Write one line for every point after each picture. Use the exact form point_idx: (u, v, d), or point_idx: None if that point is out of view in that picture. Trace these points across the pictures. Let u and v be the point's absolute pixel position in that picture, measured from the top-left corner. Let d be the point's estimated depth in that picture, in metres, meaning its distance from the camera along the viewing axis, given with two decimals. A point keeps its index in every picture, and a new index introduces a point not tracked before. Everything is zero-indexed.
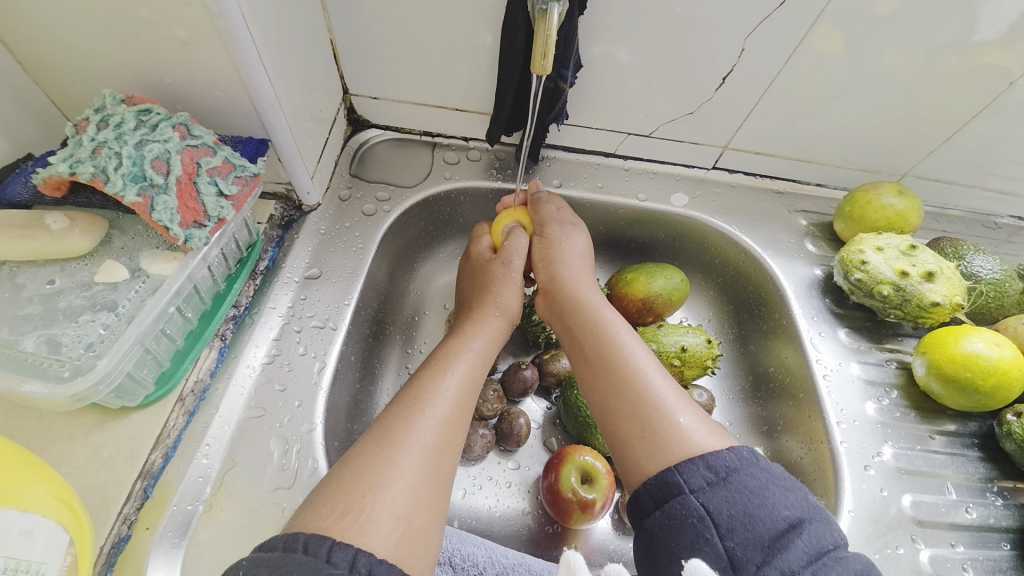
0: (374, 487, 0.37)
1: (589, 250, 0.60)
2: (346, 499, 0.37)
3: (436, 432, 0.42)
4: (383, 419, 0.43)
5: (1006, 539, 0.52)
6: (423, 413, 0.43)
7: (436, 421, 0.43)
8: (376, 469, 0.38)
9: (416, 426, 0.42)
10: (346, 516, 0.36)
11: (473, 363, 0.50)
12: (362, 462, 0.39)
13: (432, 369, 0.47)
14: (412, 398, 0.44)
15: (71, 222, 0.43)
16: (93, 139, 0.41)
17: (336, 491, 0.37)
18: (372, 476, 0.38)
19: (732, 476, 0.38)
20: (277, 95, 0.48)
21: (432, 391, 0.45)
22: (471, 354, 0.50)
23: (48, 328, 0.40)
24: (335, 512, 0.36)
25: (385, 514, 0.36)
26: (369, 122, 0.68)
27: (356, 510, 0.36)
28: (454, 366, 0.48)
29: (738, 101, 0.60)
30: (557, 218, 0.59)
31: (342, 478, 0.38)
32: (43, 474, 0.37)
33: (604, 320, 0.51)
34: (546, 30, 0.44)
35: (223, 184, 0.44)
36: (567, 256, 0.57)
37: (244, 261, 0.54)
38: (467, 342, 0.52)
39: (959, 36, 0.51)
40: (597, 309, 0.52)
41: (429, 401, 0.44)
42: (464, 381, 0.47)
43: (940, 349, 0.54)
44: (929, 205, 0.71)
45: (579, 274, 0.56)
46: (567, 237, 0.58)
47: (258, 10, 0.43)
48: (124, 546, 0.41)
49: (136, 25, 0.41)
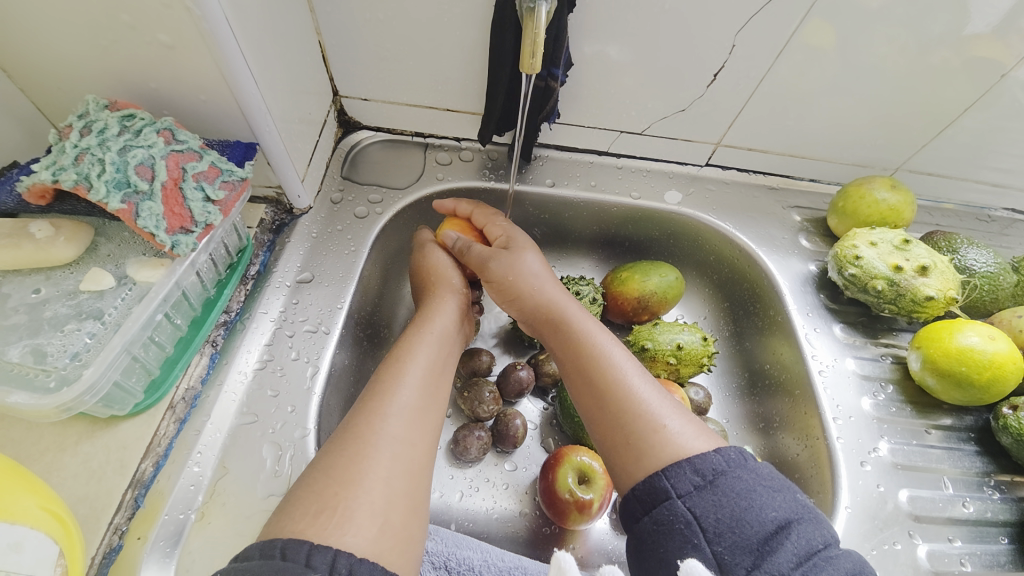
0: (346, 484, 0.37)
1: (542, 264, 0.56)
2: (320, 499, 0.36)
3: (404, 423, 0.42)
4: (350, 414, 0.42)
5: (1004, 532, 0.52)
6: (388, 404, 0.43)
7: (405, 412, 0.43)
8: (346, 466, 0.38)
9: (382, 417, 0.41)
10: (321, 516, 0.35)
11: (436, 354, 0.49)
12: (333, 459, 0.39)
13: (397, 362, 0.47)
14: (377, 391, 0.44)
15: (55, 230, 0.43)
16: (76, 145, 0.40)
17: (308, 492, 0.37)
18: (344, 473, 0.37)
19: (719, 479, 0.37)
20: (264, 97, 0.48)
21: (399, 383, 0.45)
22: (432, 341, 0.50)
23: (34, 338, 0.39)
24: (309, 514, 0.35)
25: (361, 512, 0.36)
26: (360, 124, 0.67)
27: (330, 509, 0.35)
28: (418, 354, 0.48)
29: (730, 97, 0.60)
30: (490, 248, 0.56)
31: (314, 478, 0.38)
32: (32, 485, 0.36)
33: (583, 328, 0.51)
34: (534, 29, 0.44)
35: (209, 189, 0.44)
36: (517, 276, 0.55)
37: (234, 266, 0.54)
38: (426, 332, 0.51)
39: (949, 28, 0.51)
40: (564, 312, 0.52)
41: (395, 392, 0.44)
42: (429, 370, 0.47)
43: (934, 344, 0.54)
44: (922, 199, 0.71)
45: (548, 285, 0.54)
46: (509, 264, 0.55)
47: (242, 13, 0.43)
48: (115, 557, 0.41)
49: (118, 31, 0.41)
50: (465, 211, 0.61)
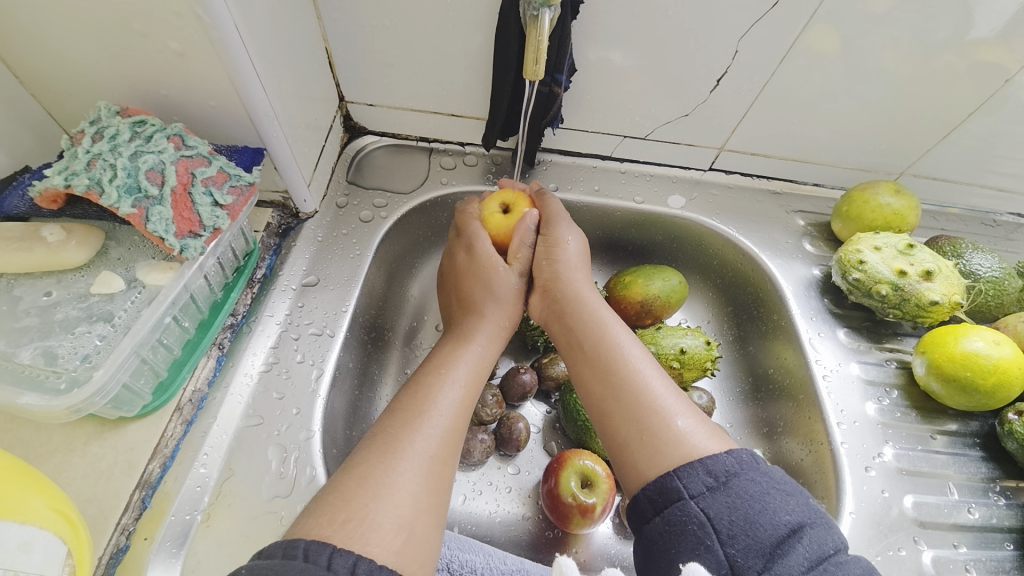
0: (376, 495, 0.37)
1: (583, 251, 0.58)
2: (347, 507, 0.36)
3: (438, 439, 0.42)
4: (383, 427, 0.43)
5: (1009, 539, 0.52)
6: (426, 421, 0.43)
7: (439, 431, 0.43)
8: (377, 478, 0.38)
9: (418, 433, 0.42)
10: (348, 524, 0.35)
11: (474, 368, 0.49)
12: (364, 469, 0.39)
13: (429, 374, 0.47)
14: (413, 405, 0.44)
15: (67, 234, 0.44)
16: (88, 151, 0.41)
17: (337, 499, 0.37)
18: (374, 484, 0.38)
19: (732, 481, 0.38)
20: (272, 104, 0.48)
21: (435, 398, 0.45)
22: (472, 359, 0.50)
23: (45, 340, 0.40)
24: (336, 520, 0.35)
25: (386, 523, 0.36)
26: (366, 129, 0.68)
27: (357, 519, 0.36)
28: (456, 370, 0.48)
29: (732, 102, 0.60)
30: (562, 214, 0.58)
31: (344, 487, 0.38)
32: (42, 486, 0.37)
33: (604, 321, 0.51)
34: (538, 36, 0.44)
35: (218, 194, 0.44)
36: (566, 258, 0.56)
37: (241, 270, 0.54)
38: (462, 347, 0.51)
39: (953, 34, 0.51)
40: (596, 310, 0.52)
41: (431, 408, 0.44)
42: (468, 388, 0.47)
43: (940, 349, 0.54)
44: (926, 203, 0.71)
45: (579, 276, 0.55)
46: (564, 239, 0.56)
47: (251, 20, 0.43)
48: (122, 557, 0.41)
49: (130, 38, 0.42)
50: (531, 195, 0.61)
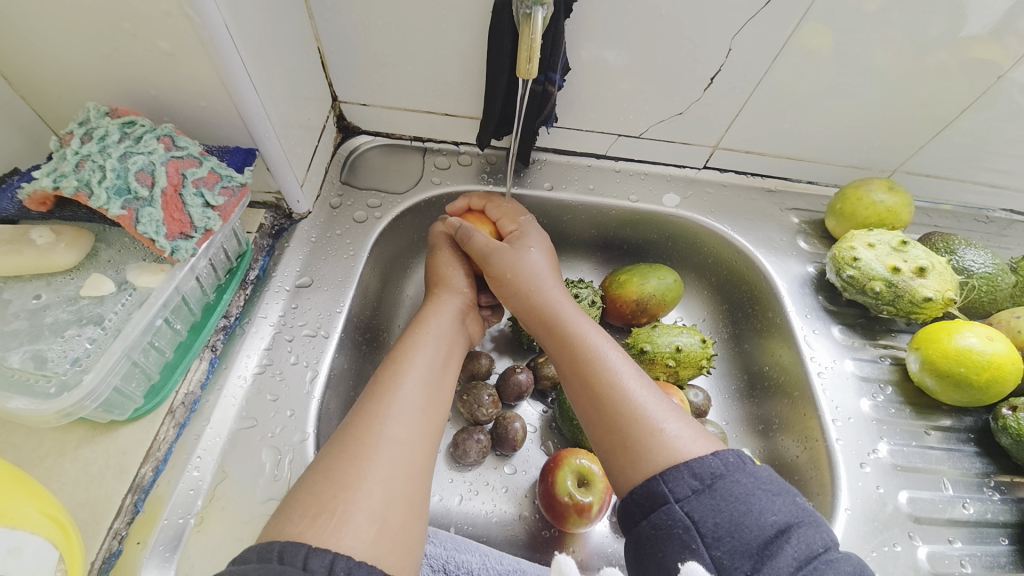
0: (345, 487, 0.37)
1: (548, 262, 0.57)
2: (319, 501, 0.36)
3: (406, 424, 0.42)
4: (353, 416, 0.43)
5: (1004, 533, 0.52)
6: (388, 405, 0.43)
7: (405, 412, 0.43)
8: (345, 468, 0.38)
9: (381, 419, 0.42)
10: (320, 518, 0.35)
11: (437, 355, 0.50)
12: (332, 462, 0.39)
13: (395, 363, 0.47)
14: (377, 393, 0.44)
15: (56, 236, 0.43)
16: (77, 152, 0.41)
17: (307, 493, 0.37)
18: (343, 475, 0.38)
19: (718, 483, 0.37)
20: (263, 104, 0.48)
21: (398, 384, 0.45)
22: (432, 342, 0.50)
23: (34, 344, 0.40)
24: (308, 516, 0.35)
25: (360, 515, 0.36)
26: (359, 129, 0.68)
27: (328, 512, 0.36)
28: (417, 354, 0.48)
29: (726, 100, 0.60)
30: (490, 246, 0.57)
31: (314, 481, 0.38)
32: (31, 490, 0.36)
33: (580, 331, 0.50)
34: (531, 34, 0.44)
35: (209, 195, 0.44)
36: (523, 273, 0.55)
37: (234, 271, 0.54)
38: (435, 338, 0.51)
39: (945, 31, 0.51)
40: (571, 319, 0.52)
41: (394, 394, 0.44)
42: (431, 373, 0.47)
43: (933, 345, 0.54)
44: (920, 200, 0.71)
45: (549, 287, 0.54)
46: (519, 258, 0.56)
47: (242, 20, 0.43)
48: (115, 561, 0.41)
49: (119, 38, 0.41)
50: (478, 205, 0.63)
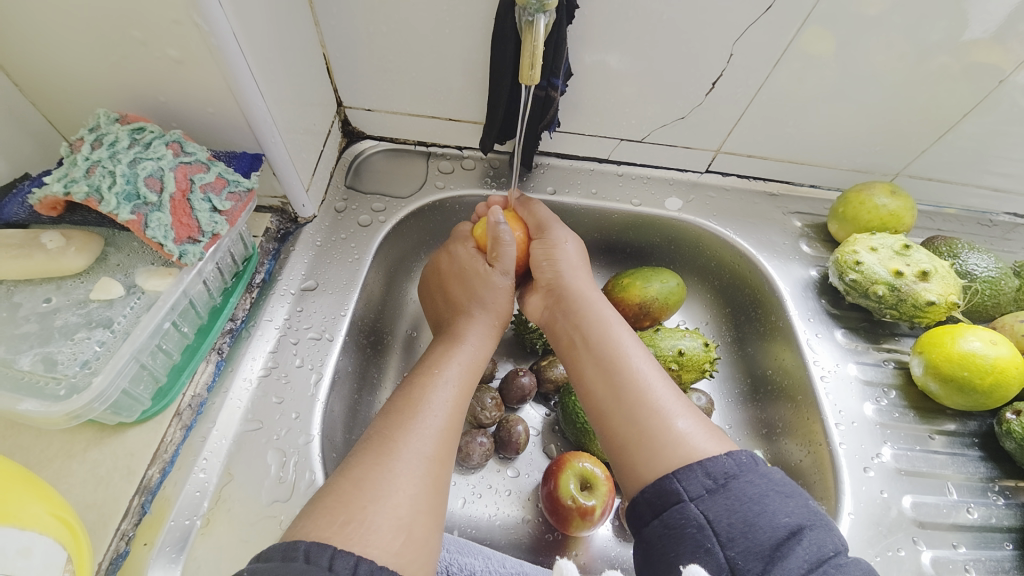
0: (375, 497, 0.37)
1: (582, 251, 0.59)
2: (346, 509, 0.36)
3: (434, 441, 0.42)
4: (380, 428, 0.43)
5: (1008, 539, 0.52)
6: (420, 422, 0.43)
7: (436, 431, 0.43)
8: (376, 479, 0.38)
9: (413, 434, 0.42)
10: (348, 525, 0.35)
11: (467, 370, 0.50)
12: (363, 472, 0.39)
13: (427, 377, 0.47)
14: (408, 406, 0.44)
15: (66, 241, 0.44)
16: (87, 158, 0.41)
17: (338, 501, 0.37)
18: (373, 486, 0.38)
19: (731, 483, 0.38)
20: (270, 110, 0.48)
21: (430, 400, 0.45)
22: (465, 360, 0.50)
23: (44, 347, 0.40)
24: (336, 522, 0.35)
25: (386, 524, 0.36)
26: (364, 134, 0.68)
27: (358, 520, 0.36)
28: (447, 371, 0.48)
29: (728, 105, 0.60)
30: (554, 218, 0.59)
31: (343, 489, 0.38)
32: (41, 491, 0.37)
33: (607, 320, 0.51)
34: (533, 41, 0.44)
35: (216, 200, 0.45)
36: (563, 257, 0.56)
37: (240, 275, 0.55)
38: (456, 348, 0.51)
39: (947, 35, 0.52)
40: (597, 310, 0.52)
41: (427, 410, 0.44)
42: (461, 387, 0.48)
43: (937, 349, 0.54)
44: (923, 204, 0.71)
45: (580, 279, 0.55)
46: (563, 241, 0.57)
47: (249, 27, 0.44)
48: (122, 562, 0.42)
49: (128, 46, 0.42)
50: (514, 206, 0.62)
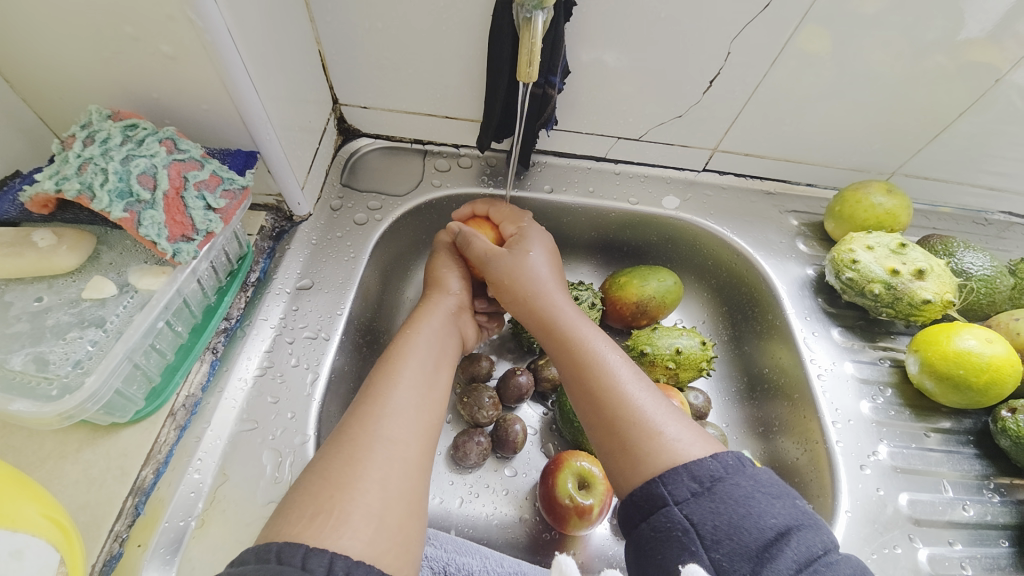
0: (342, 486, 0.37)
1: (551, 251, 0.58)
2: (316, 501, 0.36)
3: (403, 425, 0.42)
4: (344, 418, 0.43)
5: (1004, 536, 0.52)
6: (385, 408, 0.43)
7: (402, 413, 0.43)
8: (343, 469, 0.38)
9: (377, 422, 0.41)
10: (317, 518, 0.35)
11: (432, 357, 0.49)
12: (326, 463, 0.39)
13: (390, 364, 0.47)
14: (371, 395, 0.44)
15: (58, 239, 0.43)
16: (79, 155, 0.41)
17: (304, 495, 0.37)
18: (341, 476, 0.38)
19: (717, 486, 0.37)
20: (265, 107, 0.48)
21: (395, 386, 0.44)
22: (430, 347, 0.50)
23: (36, 346, 0.40)
24: (305, 516, 0.35)
25: (357, 514, 0.36)
26: (359, 132, 0.68)
27: (326, 512, 0.36)
28: (411, 357, 0.48)
29: (725, 103, 0.60)
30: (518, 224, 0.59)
31: (311, 481, 0.38)
32: (33, 493, 0.36)
33: (582, 333, 0.50)
34: (531, 38, 0.44)
35: (211, 198, 0.44)
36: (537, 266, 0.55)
37: (234, 274, 0.54)
38: (419, 334, 0.51)
39: (944, 34, 0.52)
40: (572, 317, 0.52)
41: (390, 396, 0.44)
42: (426, 375, 0.47)
43: (932, 347, 0.54)
44: (918, 203, 0.72)
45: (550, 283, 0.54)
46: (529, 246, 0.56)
47: (243, 23, 0.43)
48: (115, 564, 0.41)
49: (121, 42, 0.41)
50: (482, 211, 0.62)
